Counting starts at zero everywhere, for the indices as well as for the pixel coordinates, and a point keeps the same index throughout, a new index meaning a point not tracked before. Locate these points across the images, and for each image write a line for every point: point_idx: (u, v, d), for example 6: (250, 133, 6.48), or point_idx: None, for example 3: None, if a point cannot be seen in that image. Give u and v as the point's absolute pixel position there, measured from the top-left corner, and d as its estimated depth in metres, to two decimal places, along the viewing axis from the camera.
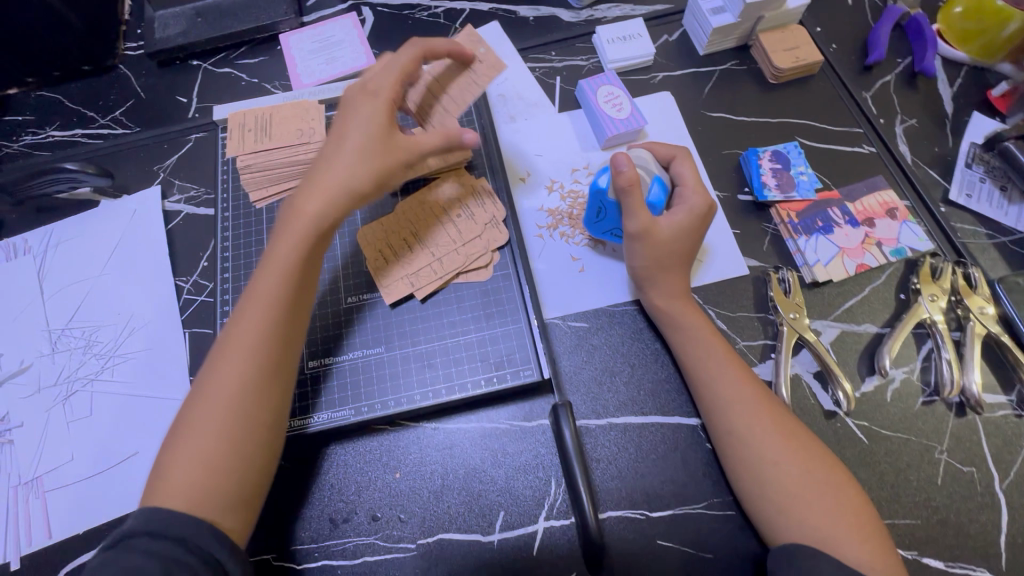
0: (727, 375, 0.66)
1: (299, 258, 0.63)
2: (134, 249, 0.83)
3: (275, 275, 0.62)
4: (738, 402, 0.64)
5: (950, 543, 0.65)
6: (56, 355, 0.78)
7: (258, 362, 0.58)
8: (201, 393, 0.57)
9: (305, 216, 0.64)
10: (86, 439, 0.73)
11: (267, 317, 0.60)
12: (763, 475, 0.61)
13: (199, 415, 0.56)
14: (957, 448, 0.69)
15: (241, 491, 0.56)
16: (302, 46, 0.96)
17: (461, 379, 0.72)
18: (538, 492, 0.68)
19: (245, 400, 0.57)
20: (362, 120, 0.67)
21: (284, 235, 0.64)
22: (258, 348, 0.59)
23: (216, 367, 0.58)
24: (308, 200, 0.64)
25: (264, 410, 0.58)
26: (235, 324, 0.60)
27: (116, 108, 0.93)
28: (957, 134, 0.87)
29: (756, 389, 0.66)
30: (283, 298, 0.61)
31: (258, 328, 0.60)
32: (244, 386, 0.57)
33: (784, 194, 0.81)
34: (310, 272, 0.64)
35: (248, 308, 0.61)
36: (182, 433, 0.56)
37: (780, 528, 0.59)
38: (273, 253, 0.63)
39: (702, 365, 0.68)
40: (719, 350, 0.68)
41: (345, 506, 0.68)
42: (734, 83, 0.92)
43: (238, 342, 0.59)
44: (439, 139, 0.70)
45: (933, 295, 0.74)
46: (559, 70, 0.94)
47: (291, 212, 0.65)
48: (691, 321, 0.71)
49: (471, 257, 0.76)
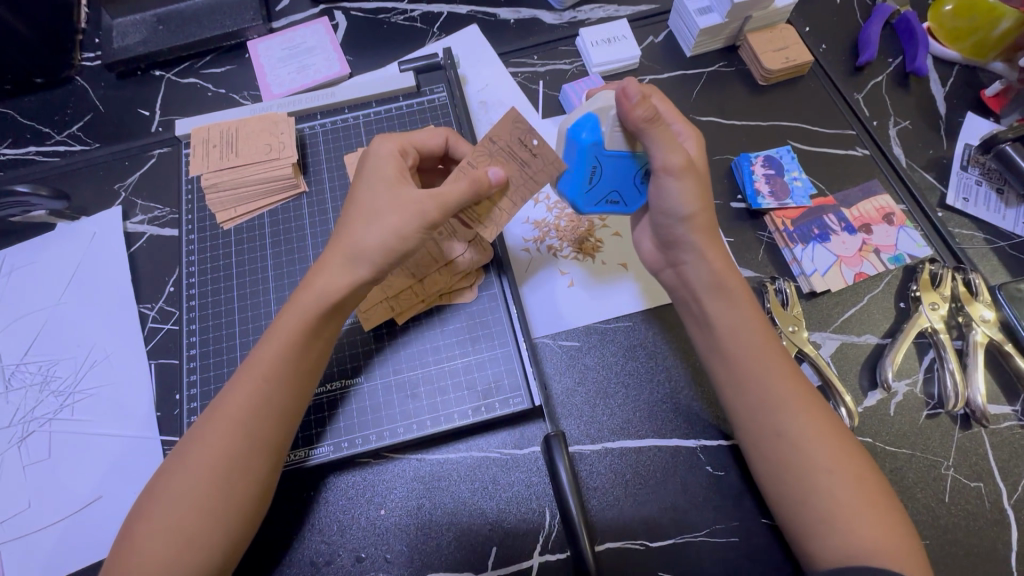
0: (771, 368, 0.57)
1: (302, 334, 0.57)
2: (93, 275, 0.78)
3: (274, 352, 0.56)
4: (781, 399, 0.56)
5: (960, 563, 0.63)
6: (11, 393, 0.72)
7: (244, 441, 0.54)
8: (181, 466, 0.53)
9: (312, 292, 0.58)
10: (44, 483, 0.68)
11: (259, 390, 0.55)
12: (809, 480, 0.53)
13: (177, 487, 0.52)
14: (963, 463, 0.67)
15: (214, 562, 0.51)
16: (271, 53, 0.91)
17: (447, 410, 0.68)
18: (532, 525, 0.65)
19: (228, 478, 0.52)
20: (373, 183, 0.60)
21: (289, 309, 0.58)
22: (245, 423, 0.54)
23: (200, 438, 0.54)
24: (319, 276, 0.58)
25: (247, 488, 0.53)
26: (226, 395, 0.55)
27: (72, 123, 0.87)
28: (950, 136, 0.85)
29: (798, 383, 0.57)
30: (279, 373, 0.56)
31: (248, 401, 0.55)
32: (230, 462, 0.53)
33: (779, 202, 0.78)
34: (315, 352, 0.59)
35: (241, 382, 0.56)
36: (157, 504, 0.51)
37: (818, 541, 0.51)
38: (275, 327, 0.58)
39: (746, 354, 0.58)
40: (756, 338, 0.59)
41: (326, 548, 0.64)
42: (723, 85, 0.89)
43: (226, 417, 0.54)
44: (464, 186, 0.58)
45: (934, 303, 0.72)
46: (542, 75, 0.90)
47: (300, 288, 0.59)
48: (735, 303, 0.61)
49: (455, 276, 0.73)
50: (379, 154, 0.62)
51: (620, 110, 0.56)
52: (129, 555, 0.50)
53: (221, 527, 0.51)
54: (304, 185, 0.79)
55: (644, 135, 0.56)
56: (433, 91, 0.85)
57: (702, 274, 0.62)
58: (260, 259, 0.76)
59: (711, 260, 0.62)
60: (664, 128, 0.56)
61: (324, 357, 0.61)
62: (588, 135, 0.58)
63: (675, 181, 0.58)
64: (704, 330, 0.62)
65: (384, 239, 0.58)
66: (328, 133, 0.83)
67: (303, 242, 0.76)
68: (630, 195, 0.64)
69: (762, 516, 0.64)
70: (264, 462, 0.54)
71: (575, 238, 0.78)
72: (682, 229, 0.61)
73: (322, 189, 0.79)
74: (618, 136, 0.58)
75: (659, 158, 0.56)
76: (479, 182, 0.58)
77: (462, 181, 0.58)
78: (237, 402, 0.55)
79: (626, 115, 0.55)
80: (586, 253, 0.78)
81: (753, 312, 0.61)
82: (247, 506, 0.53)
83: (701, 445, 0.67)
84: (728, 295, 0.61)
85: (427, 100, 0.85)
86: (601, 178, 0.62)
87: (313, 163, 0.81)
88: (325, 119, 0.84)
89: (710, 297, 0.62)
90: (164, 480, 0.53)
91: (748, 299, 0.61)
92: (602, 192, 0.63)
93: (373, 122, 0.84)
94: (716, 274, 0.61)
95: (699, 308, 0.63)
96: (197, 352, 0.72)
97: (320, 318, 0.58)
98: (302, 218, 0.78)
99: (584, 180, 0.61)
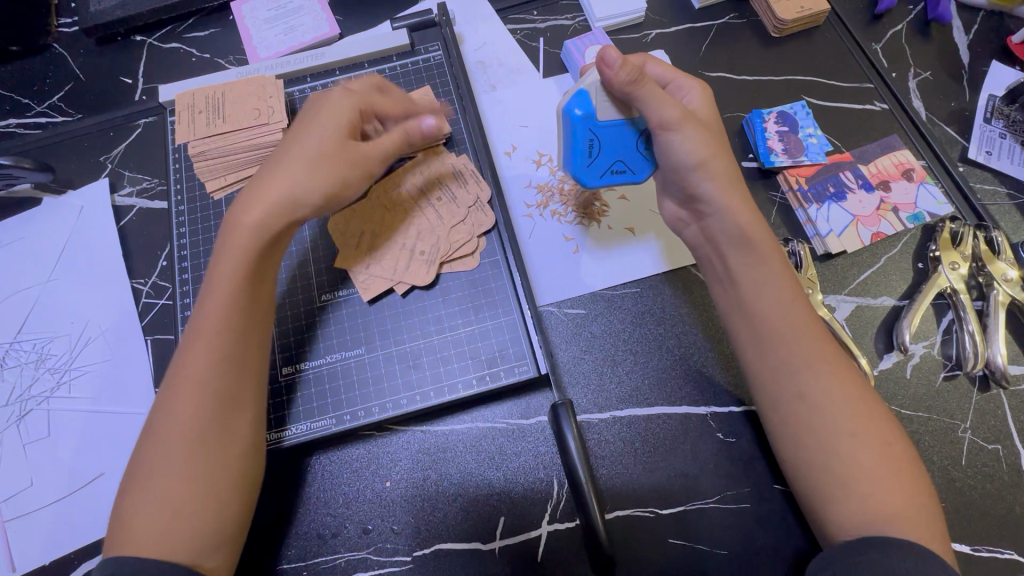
0: (797, 328, 0.55)
1: (245, 278, 0.56)
2: (83, 251, 0.76)
3: (220, 302, 0.55)
4: (802, 359, 0.54)
5: (976, 524, 0.62)
6: (6, 372, 0.71)
7: (201, 395, 0.52)
8: (156, 438, 0.51)
9: (246, 232, 0.56)
10: (45, 461, 0.67)
11: (209, 345, 0.53)
12: (833, 445, 0.51)
13: (158, 461, 0.50)
14: (981, 425, 0.65)
15: (213, 530, 0.50)
16: (256, 14, 0.86)
17: (450, 380, 0.66)
18: (542, 494, 0.64)
19: (202, 439, 0.51)
20: (316, 126, 0.60)
21: (222, 257, 0.56)
22: (202, 380, 0.52)
23: (167, 409, 0.52)
24: (247, 214, 0.56)
25: (222, 447, 0.52)
26: (182, 361, 0.53)
27: (53, 93, 0.83)
28: (973, 87, 0.80)
29: (824, 343, 0.55)
30: (226, 324, 0.54)
31: (202, 358, 0.53)
32: (197, 422, 0.51)
33: (793, 160, 0.74)
34: (261, 294, 0.58)
35: (192, 341, 0.54)
36: (143, 481, 0.50)
37: (837, 508, 0.50)
38: (212, 278, 0.56)
39: (771, 312, 0.56)
40: (781, 296, 0.56)
41: (332, 520, 0.63)
42: (734, 38, 0.84)
43: (187, 379, 0.52)
44: (397, 134, 0.65)
45: (954, 262, 0.69)
46: (542, 31, 0.85)
47: (225, 236, 0.57)
48: (762, 259, 0.58)
49: (456, 241, 0.70)
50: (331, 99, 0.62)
51: (604, 79, 0.56)
52: (124, 535, 0.48)
53: (213, 492, 0.50)
54: None
55: (634, 98, 0.56)
56: (427, 50, 0.81)
57: (727, 228, 0.58)
58: None
59: (739, 214, 0.58)
60: (653, 86, 0.56)
61: (268, 299, 0.59)
62: (581, 111, 0.59)
63: (678, 134, 0.57)
64: (728, 289, 0.60)
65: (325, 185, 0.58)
66: None
67: None
68: (637, 162, 0.62)
69: (775, 482, 0.62)
70: (237, 412, 0.53)
71: (579, 202, 0.75)
72: (701, 180, 0.58)
73: None
74: (609, 106, 0.58)
75: (656, 114, 0.56)
76: (411, 130, 0.66)
77: (395, 133, 0.65)
78: (195, 363, 0.53)
79: (612, 81, 0.55)
80: (591, 218, 0.75)
81: (782, 269, 0.58)
82: (233, 465, 0.52)
83: (712, 412, 0.66)
84: (752, 253, 0.58)
85: (422, 60, 0.80)
86: (602, 150, 0.61)
87: None
88: (315, 82, 0.80)
89: (736, 254, 0.59)
90: (143, 457, 0.51)
91: (776, 255, 0.58)
92: (607, 164, 0.62)
93: None
94: (744, 228, 0.58)
95: (724, 266, 0.60)
96: None
97: (261, 254, 0.56)
98: None
99: (585, 156, 0.61)
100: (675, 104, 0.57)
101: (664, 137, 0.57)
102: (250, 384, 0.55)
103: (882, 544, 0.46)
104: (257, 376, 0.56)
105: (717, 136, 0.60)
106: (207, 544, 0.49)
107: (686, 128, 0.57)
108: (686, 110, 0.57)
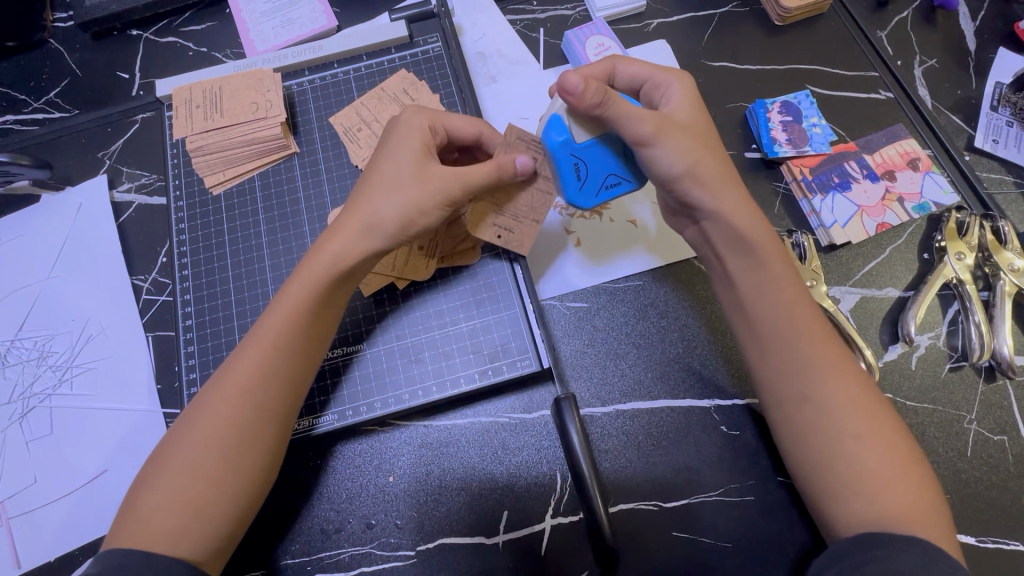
0: (804, 328, 0.54)
1: (310, 298, 0.55)
2: (83, 247, 0.75)
3: (284, 320, 0.54)
4: (812, 360, 0.53)
5: (982, 515, 0.61)
6: (8, 370, 0.71)
7: (248, 411, 0.52)
8: (186, 436, 0.51)
9: (325, 257, 0.55)
10: (48, 458, 0.67)
11: (269, 364, 0.53)
12: (836, 445, 0.51)
13: (186, 458, 0.50)
14: (987, 416, 0.64)
15: (221, 534, 0.50)
16: (253, 8, 0.86)
17: (453, 375, 0.66)
18: (546, 488, 0.63)
19: (238, 453, 0.51)
20: (398, 155, 0.57)
21: (299, 272, 0.56)
22: (252, 396, 0.52)
23: (205, 407, 0.52)
24: (331, 240, 0.56)
25: (255, 462, 0.51)
26: (234, 368, 0.53)
27: (50, 89, 0.83)
28: (980, 74, 0.79)
29: (830, 345, 0.54)
30: (292, 348, 0.54)
31: (255, 374, 0.53)
32: (238, 435, 0.51)
33: (797, 150, 0.74)
34: (325, 317, 0.57)
35: (248, 349, 0.54)
36: (162, 474, 0.50)
37: (843, 507, 0.50)
38: (284, 289, 0.55)
39: (777, 312, 0.55)
40: (786, 296, 0.56)
41: (336, 515, 0.63)
42: (736, 26, 0.83)
43: (235, 386, 0.52)
44: (490, 169, 0.58)
45: (960, 253, 0.68)
46: (543, 21, 0.84)
47: (310, 253, 0.56)
48: (767, 256, 0.57)
49: (456, 233, 0.69)
50: (408, 125, 0.59)
51: (568, 103, 0.54)
52: (133, 526, 0.48)
53: (230, 498, 0.50)
54: (294, 145, 0.75)
55: (605, 117, 0.54)
56: (427, 41, 0.80)
57: (723, 231, 0.57)
58: (253, 227, 0.73)
59: (734, 216, 0.57)
60: (621, 100, 0.53)
61: (333, 327, 0.59)
62: (560, 137, 0.57)
63: (658, 146, 0.55)
64: (728, 288, 0.59)
65: (403, 211, 0.55)
66: (316, 90, 0.78)
67: (297, 208, 0.73)
68: (628, 168, 0.60)
69: (778, 474, 0.62)
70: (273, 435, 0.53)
71: None
72: (691, 190, 0.56)
73: (313, 149, 0.76)
74: (580, 126, 0.57)
75: (631, 130, 0.54)
76: (504, 164, 0.58)
77: (486, 163, 0.58)
78: (243, 371, 0.53)
79: (578, 107, 0.53)
80: (593, 210, 0.74)
81: (781, 266, 0.57)
82: (257, 472, 0.52)
83: (716, 404, 0.65)
84: (756, 251, 0.57)
85: (421, 52, 0.80)
86: (589, 169, 0.59)
87: (303, 123, 0.77)
88: (313, 75, 0.79)
89: (734, 255, 0.58)
90: (170, 450, 0.51)
91: (777, 255, 0.57)
92: (599, 182, 0.60)
93: (364, 76, 0.79)
94: (740, 230, 0.57)
95: (722, 266, 0.60)
96: (193, 323, 0.69)
97: (330, 283, 0.55)
98: (294, 181, 0.74)
99: (574, 180, 0.59)
100: (649, 114, 0.54)
101: (642, 152, 0.55)
102: (293, 410, 0.55)
103: (889, 540, 0.46)
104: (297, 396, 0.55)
105: (703, 138, 0.57)
106: (212, 545, 0.49)
107: (664, 141, 0.55)
108: (661, 118, 0.55)
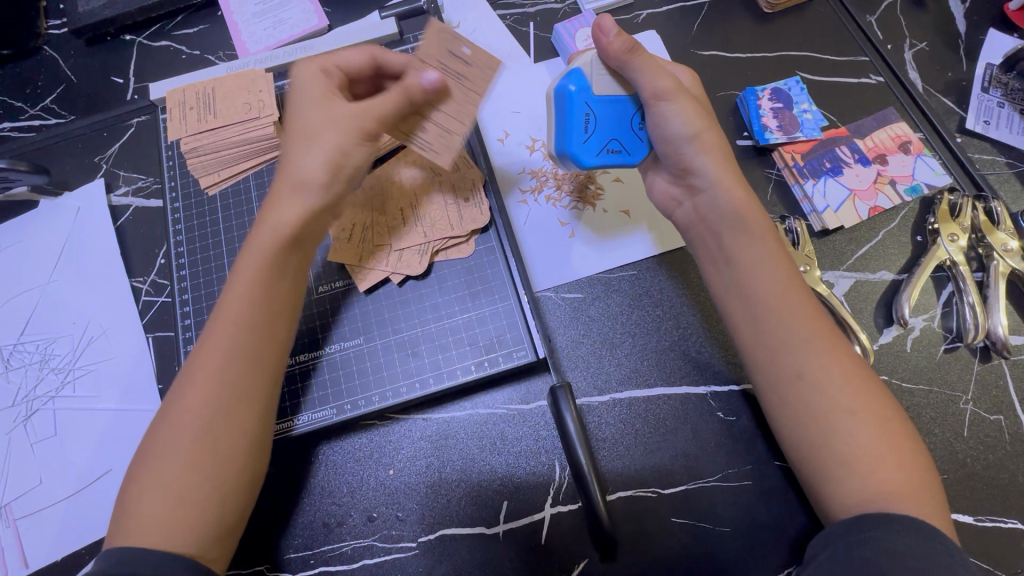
0: (794, 306, 0.55)
1: (269, 271, 0.55)
2: (82, 251, 0.76)
3: (242, 293, 0.55)
4: (802, 341, 0.53)
5: (980, 495, 0.62)
6: (11, 373, 0.72)
7: (223, 387, 0.52)
8: (167, 422, 0.51)
9: (272, 228, 0.56)
10: (53, 460, 0.68)
11: (236, 340, 0.53)
12: (831, 423, 0.51)
13: (169, 441, 0.51)
14: (983, 396, 0.65)
15: (214, 524, 0.50)
16: (245, 9, 0.86)
17: (450, 367, 0.66)
18: (544, 477, 0.64)
19: (217, 431, 0.51)
20: (307, 107, 0.58)
21: (251, 250, 0.56)
22: (222, 371, 0.52)
23: (186, 389, 0.52)
24: (272, 208, 0.56)
25: (238, 443, 0.52)
26: (206, 349, 0.53)
27: (46, 96, 0.83)
28: (971, 56, 0.79)
29: (820, 325, 0.54)
30: (250, 321, 0.54)
31: (226, 349, 0.53)
32: (219, 411, 0.51)
33: (788, 136, 0.74)
34: (285, 283, 0.56)
35: (213, 331, 0.54)
36: (150, 463, 0.50)
37: (838, 487, 0.50)
38: (243, 263, 0.56)
39: (768, 292, 0.56)
40: (778, 275, 0.56)
41: (337, 509, 0.64)
42: (726, 15, 0.83)
43: (207, 363, 0.53)
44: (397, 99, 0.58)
45: (953, 235, 0.68)
46: (533, 15, 0.85)
47: (257, 225, 0.57)
48: (757, 237, 0.58)
49: (464, 220, 0.70)
50: (301, 78, 0.60)
51: (599, 50, 0.58)
52: (130, 522, 0.49)
53: (216, 485, 0.50)
54: None
55: (628, 66, 0.57)
56: (417, 38, 0.80)
57: (721, 204, 0.59)
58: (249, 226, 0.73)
59: (732, 189, 0.59)
60: (646, 57, 0.58)
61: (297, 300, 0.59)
62: (575, 85, 0.60)
63: (672, 104, 0.58)
64: (722, 269, 0.59)
65: (325, 162, 0.56)
66: None
67: None
68: (632, 142, 0.62)
69: (776, 459, 0.63)
70: (249, 411, 0.52)
71: (575, 186, 0.75)
72: (695, 153, 0.59)
73: None
74: (605, 80, 0.60)
75: (649, 83, 0.57)
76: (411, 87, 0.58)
77: (393, 93, 0.58)
78: (214, 351, 0.53)
79: (606, 49, 0.57)
80: (586, 201, 0.74)
81: (775, 248, 0.57)
82: (241, 460, 0.52)
83: (712, 391, 0.66)
84: (748, 229, 0.58)
85: (412, 48, 0.80)
86: (596, 126, 0.61)
87: None
88: None
89: (730, 234, 0.59)
90: (155, 437, 0.51)
91: (771, 233, 0.58)
92: (601, 141, 0.61)
93: None
94: (738, 205, 0.58)
95: (717, 245, 0.60)
96: (191, 322, 0.70)
97: (283, 250, 0.56)
98: None
99: (580, 129, 0.60)
100: (669, 76, 0.58)
101: (657, 108, 0.58)
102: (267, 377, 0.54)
103: (883, 520, 0.46)
104: (268, 371, 0.55)
105: (709, 112, 0.61)
106: (209, 534, 0.50)
107: (680, 100, 0.58)
108: (678, 83, 0.59)
